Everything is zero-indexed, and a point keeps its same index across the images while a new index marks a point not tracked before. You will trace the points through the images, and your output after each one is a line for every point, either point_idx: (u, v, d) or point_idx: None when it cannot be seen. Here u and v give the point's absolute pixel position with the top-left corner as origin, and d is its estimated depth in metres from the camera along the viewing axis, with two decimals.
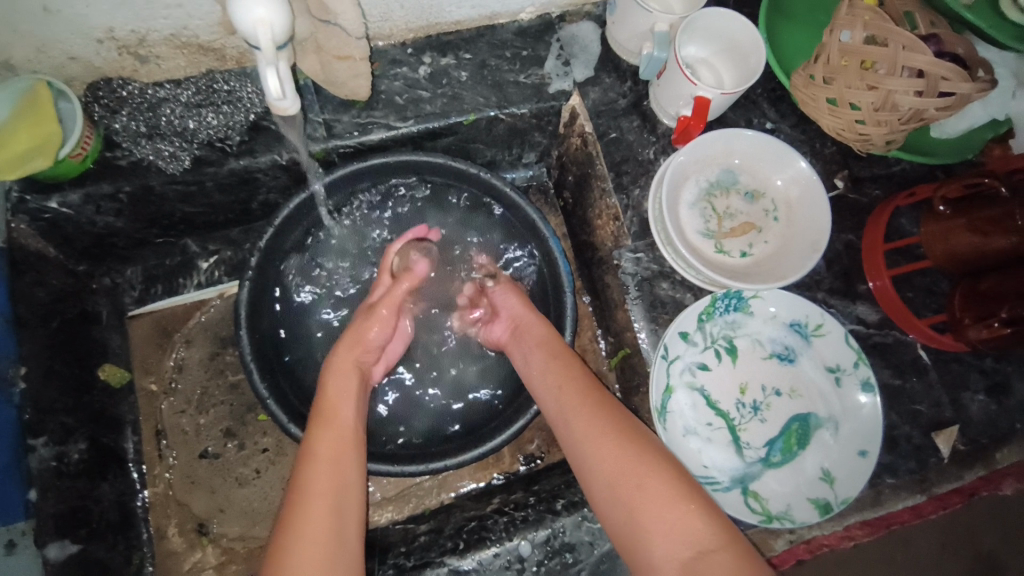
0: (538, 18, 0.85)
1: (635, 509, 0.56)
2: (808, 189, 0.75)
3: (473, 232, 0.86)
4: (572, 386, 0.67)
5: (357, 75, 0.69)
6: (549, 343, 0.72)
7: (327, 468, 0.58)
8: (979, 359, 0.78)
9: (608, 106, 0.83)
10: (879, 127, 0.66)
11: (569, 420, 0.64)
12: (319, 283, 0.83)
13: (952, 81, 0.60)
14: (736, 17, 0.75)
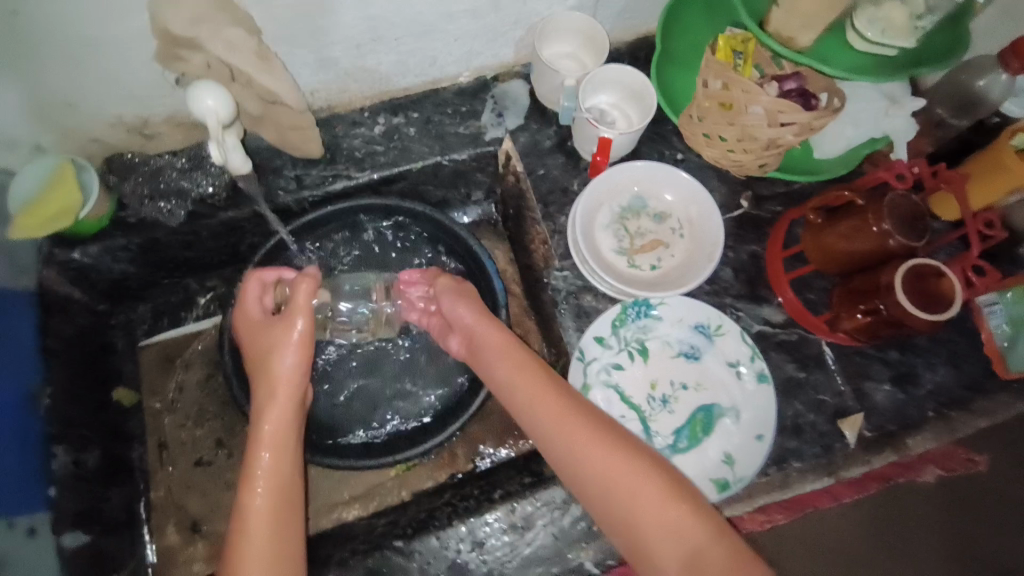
0: (476, 78, 1.01)
1: (628, 512, 0.64)
2: (704, 208, 0.87)
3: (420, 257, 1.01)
4: (551, 397, 0.72)
5: (309, 140, 0.88)
6: (518, 355, 0.78)
7: (262, 519, 0.66)
8: (884, 352, 0.86)
9: (535, 147, 0.97)
10: (748, 154, 0.79)
11: (554, 432, 0.70)
12: None
13: (790, 113, 0.70)
14: (628, 70, 0.91)
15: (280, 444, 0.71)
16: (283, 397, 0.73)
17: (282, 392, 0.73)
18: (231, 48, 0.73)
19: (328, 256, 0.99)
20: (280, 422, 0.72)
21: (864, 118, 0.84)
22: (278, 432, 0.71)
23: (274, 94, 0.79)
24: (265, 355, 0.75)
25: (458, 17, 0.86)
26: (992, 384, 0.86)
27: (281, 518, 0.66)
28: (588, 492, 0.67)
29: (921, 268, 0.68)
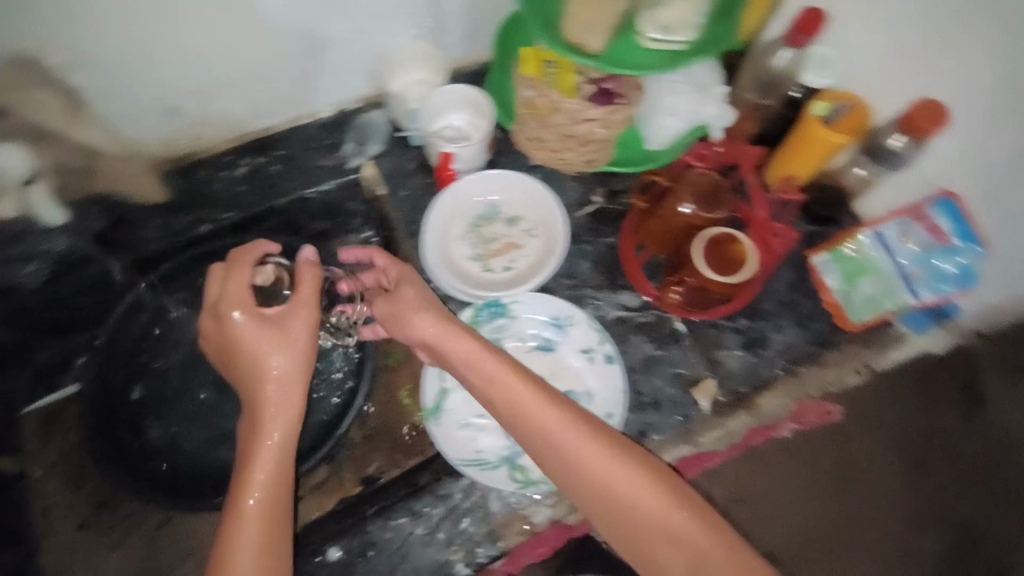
0: (338, 112, 1.00)
1: (630, 526, 0.62)
2: (549, 208, 0.92)
3: None
4: (548, 410, 0.67)
5: (146, 176, 0.93)
6: (486, 359, 0.70)
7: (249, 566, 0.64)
8: (734, 320, 0.91)
9: (399, 169, 1.01)
10: (568, 151, 0.87)
11: (549, 449, 0.66)
12: (153, 358, 0.97)
13: (585, 110, 0.80)
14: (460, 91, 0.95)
15: (273, 482, 0.69)
16: (271, 431, 0.70)
17: (272, 416, 0.71)
18: (48, 108, 0.76)
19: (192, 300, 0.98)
20: (269, 458, 0.69)
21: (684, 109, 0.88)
22: (271, 467, 0.69)
23: (90, 144, 0.84)
24: (252, 369, 0.72)
25: (297, 56, 0.89)
26: (840, 336, 0.90)
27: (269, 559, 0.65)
28: (590, 507, 0.64)
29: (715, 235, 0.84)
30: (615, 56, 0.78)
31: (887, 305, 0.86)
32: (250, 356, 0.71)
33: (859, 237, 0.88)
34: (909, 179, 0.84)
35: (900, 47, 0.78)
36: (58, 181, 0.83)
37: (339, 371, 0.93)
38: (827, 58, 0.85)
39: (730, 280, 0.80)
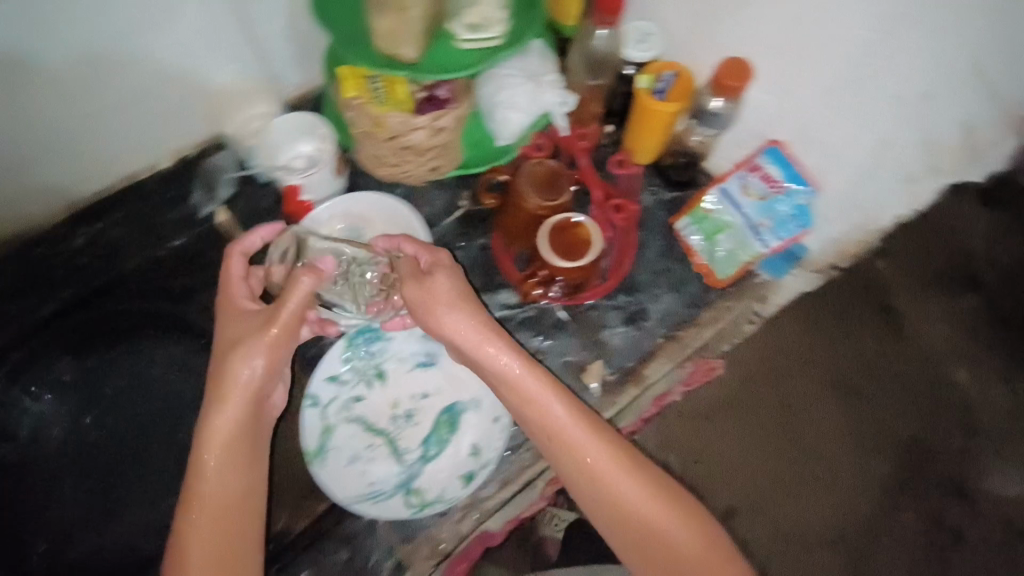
0: (177, 160, 0.95)
1: (655, 550, 0.62)
2: (409, 223, 0.90)
3: (161, 358, 0.92)
4: (587, 429, 0.66)
5: None
6: (513, 369, 0.67)
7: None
8: (613, 298, 0.93)
9: (254, 209, 0.96)
10: (409, 164, 0.84)
11: (577, 466, 0.65)
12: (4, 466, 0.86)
13: (408, 120, 0.77)
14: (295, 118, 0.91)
15: (227, 505, 0.64)
16: (227, 450, 0.65)
17: (225, 436, 0.65)
18: None
19: (40, 396, 0.88)
20: (223, 480, 0.64)
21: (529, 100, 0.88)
22: (222, 489, 0.64)
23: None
24: (216, 378, 0.66)
25: (114, 112, 0.84)
26: (712, 295, 0.94)
27: None
28: (614, 528, 0.64)
29: (562, 221, 0.83)
30: (434, 62, 0.75)
31: (744, 256, 0.90)
32: (216, 363, 0.66)
33: (708, 195, 0.91)
34: (743, 135, 0.87)
35: (709, 12, 0.79)
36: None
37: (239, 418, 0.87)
38: (647, 33, 0.86)
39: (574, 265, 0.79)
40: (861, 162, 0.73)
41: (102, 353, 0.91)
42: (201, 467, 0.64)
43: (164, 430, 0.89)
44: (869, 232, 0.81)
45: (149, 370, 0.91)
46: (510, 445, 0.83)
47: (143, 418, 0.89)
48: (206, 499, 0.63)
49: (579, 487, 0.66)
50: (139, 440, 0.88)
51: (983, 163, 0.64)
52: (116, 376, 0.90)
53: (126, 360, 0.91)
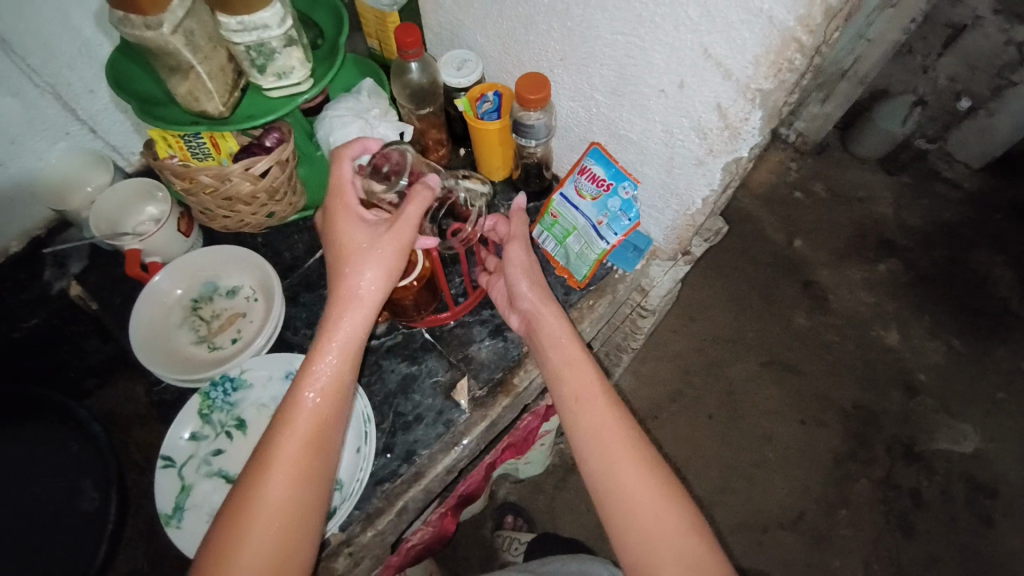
0: (27, 243, 0.99)
1: (651, 547, 0.66)
2: (264, 271, 0.91)
3: (19, 439, 0.88)
4: (616, 420, 0.72)
5: None
6: (565, 336, 0.78)
7: (288, 479, 0.64)
8: (478, 313, 0.94)
9: (107, 277, 0.93)
10: (238, 214, 0.86)
11: (599, 450, 0.70)
12: None
13: (221, 171, 0.79)
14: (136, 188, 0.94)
15: (333, 405, 0.68)
16: (343, 354, 0.70)
17: (345, 340, 0.70)
18: None
19: None
20: (329, 387, 0.68)
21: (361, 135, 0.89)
22: (325, 393, 0.68)
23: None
24: (347, 262, 0.70)
25: None
26: (574, 296, 0.95)
27: (301, 510, 0.64)
28: (590, 459, 0.71)
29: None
30: (242, 114, 0.80)
31: (592, 255, 0.91)
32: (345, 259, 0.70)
33: (553, 200, 0.94)
34: (571, 138, 0.93)
35: (507, 34, 0.87)
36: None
37: (105, 482, 0.86)
38: (464, 60, 0.93)
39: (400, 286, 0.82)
40: (657, 150, 0.79)
41: None
42: (317, 368, 0.69)
43: (18, 515, 0.83)
44: (693, 217, 0.85)
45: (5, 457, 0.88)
46: (381, 474, 0.82)
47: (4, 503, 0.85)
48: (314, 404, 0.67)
49: (594, 478, 0.70)
50: None
51: (745, 138, 0.68)
52: None
53: None
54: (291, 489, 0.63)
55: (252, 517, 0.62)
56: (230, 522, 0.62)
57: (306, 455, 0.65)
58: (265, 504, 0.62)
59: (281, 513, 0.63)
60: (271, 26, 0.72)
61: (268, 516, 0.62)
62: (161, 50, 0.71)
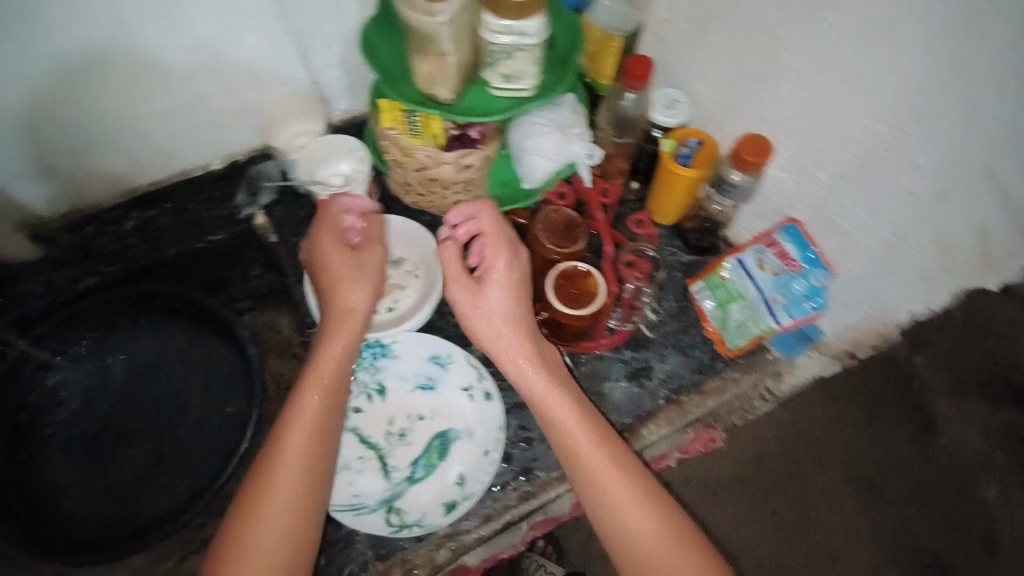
0: (228, 164, 1.05)
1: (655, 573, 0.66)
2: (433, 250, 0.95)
3: (190, 340, 0.99)
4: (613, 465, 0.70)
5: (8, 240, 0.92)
6: (541, 387, 0.75)
7: (302, 456, 0.70)
8: (618, 351, 0.94)
9: (290, 218, 1.05)
10: (434, 195, 0.89)
11: (601, 502, 0.69)
12: (39, 416, 0.93)
13: (435, 153, 0.84)
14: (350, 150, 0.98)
15: (331, 399, 0.75)
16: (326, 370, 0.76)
17: (320, 370, 0.76)
18: None
19: (78, 356, 0.97)
20: (319, 406, 0.74)
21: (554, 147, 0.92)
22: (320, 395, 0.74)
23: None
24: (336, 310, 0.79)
25: (168, 114, 0.92)
26: (720, 363, 0.93)
27: (306, 488, 0.69)
28: (598, 511, 0.69)
29: (572, 269, 0.78)
30: (465, 103, 0.83)
31: (755, 329, 0.89)
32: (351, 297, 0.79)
33: (724, 264, 0.91)
34: (763, 208, 0.90)
35: (734, 90, 0.84)
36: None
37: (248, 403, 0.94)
38: (674, 100, 0.92)
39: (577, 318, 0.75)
40: (875, 250, 0.75)
41: (139, 327, 0.99)
42: (305, 389, 0.75)
43: (176, 407, 0.96)
44: (885, 325, 0.81)
45: (172, 351, 0.99)
46: (498, 481, 0.83)
47: (164, 388, 0.97)
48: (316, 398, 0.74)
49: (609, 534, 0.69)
50: (157, 411, 0.96)
51: (1000, 272, 0.65)
52: (146, 346, 0.99)
53: (157, 336, 0.99)
54: (303, 481, 0.69)
55: (267, 497, 0.67)
56: (261, 483, 0.68)
57: (312, 458, 0.71)
58: (282, 488, 0.68)
59: (294, 495, 0.68)
60: (530, 35, 0.73)
61: (281, 489, 0.68)
62: (428, 36, 0.73)
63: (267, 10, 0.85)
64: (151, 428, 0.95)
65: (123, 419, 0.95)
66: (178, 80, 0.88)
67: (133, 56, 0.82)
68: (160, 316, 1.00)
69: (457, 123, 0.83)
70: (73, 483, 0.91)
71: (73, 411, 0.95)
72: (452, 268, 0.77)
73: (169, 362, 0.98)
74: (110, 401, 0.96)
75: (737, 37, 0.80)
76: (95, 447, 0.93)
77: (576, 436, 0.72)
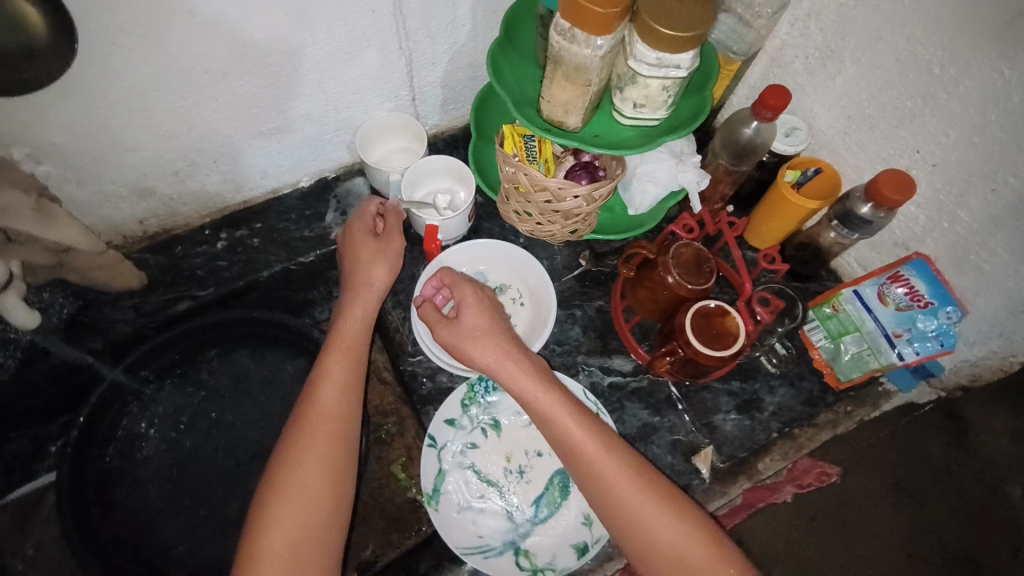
0: (316, 181, 1.02)
1: (656, 552, 0.66)
2: (538, 277, 0.94)
3: (284, 366, 1.01)
4: (601, 448, 0.70)
5: (118, 273, 0.89)
6: (528, 387, 0.74)
7: (333, 398, 0.75)
8: (727, 383, 0.93)
9: None
10: (555, 224, 0.86)
11: (590, 482, 0.70)
12: (141, 443, 0.95)
13: (567, 189, 0.78)
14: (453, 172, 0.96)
15: (353, 349, 0.80)
16: (352, 327, 0.82)
17: (345, 324, 0.82)
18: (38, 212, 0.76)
19: (177, 382, 0.98)
20: (344, 357, 0.79)
21: (663, 177, 0.89)
22: (341, 339, 0.80)
23: (62, 242, 0.78)
24: (351, 274, 0.86)
25: (271, 134, 0.88)
26: (831, 397, 0.93)
27: (342, 436, 0.74)
28: (591, 492, 0.70)
29: (708, 307, 0.78)
30: (590, 131, 0.81)
31: (874, 363, 0.88)
32: (364, 261, 0.86)
33: (840, 293, 0.90)
34: (882, 241, 0.89)
35: (864, 120, 0.83)
36: (24, 280, 0.82)
37: None
38: (794, 127, 0.91)
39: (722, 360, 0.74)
40: (1013, 294, 0.75)
41: (233, 355, 1.01)
42: (331, 346, 0.80)
43: (276, 436, 0.97)
44: (1008, 361, 0.81)
45: (269, 378, 1.00)
46: None
47: (258, 414, 0.99)
48: (335, 349, 0.79)
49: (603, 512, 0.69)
50: (256, 438, 0.97)
51: None
52: (240, 372, 1.00)
53: (252, 360, 1.01)
54: (333, 435, 0.73)
55: (306, 449, 0.71)
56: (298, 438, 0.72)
57: (343, 409, 0.75)
58: (313, 441, 0.72)
59: (330, 441, 0.73)
60: (682, 67, 0.70)
61: (319, 437, 0.72)
62: (576, 66, 0.71)
63: (383, 33, 0.81)
64: (250, 456, 0.96)
65: (225, 441, 0.97)
66: (283, 103, 0.84)
67: (253, 80, 0.78)
68: (255, 340, 1.01)
69: (591, 149, 0.79)
70: (177, 512, 0.93)
71: (171, 438, 0.96)
72: (431, 315, 0.81)
73: (264, 390, 1.00)
74: (206, 427, 0.98)
75: (874, 69, 0.78)
76: (195, 473, 0.95)
77: (570, 428, 0.71)
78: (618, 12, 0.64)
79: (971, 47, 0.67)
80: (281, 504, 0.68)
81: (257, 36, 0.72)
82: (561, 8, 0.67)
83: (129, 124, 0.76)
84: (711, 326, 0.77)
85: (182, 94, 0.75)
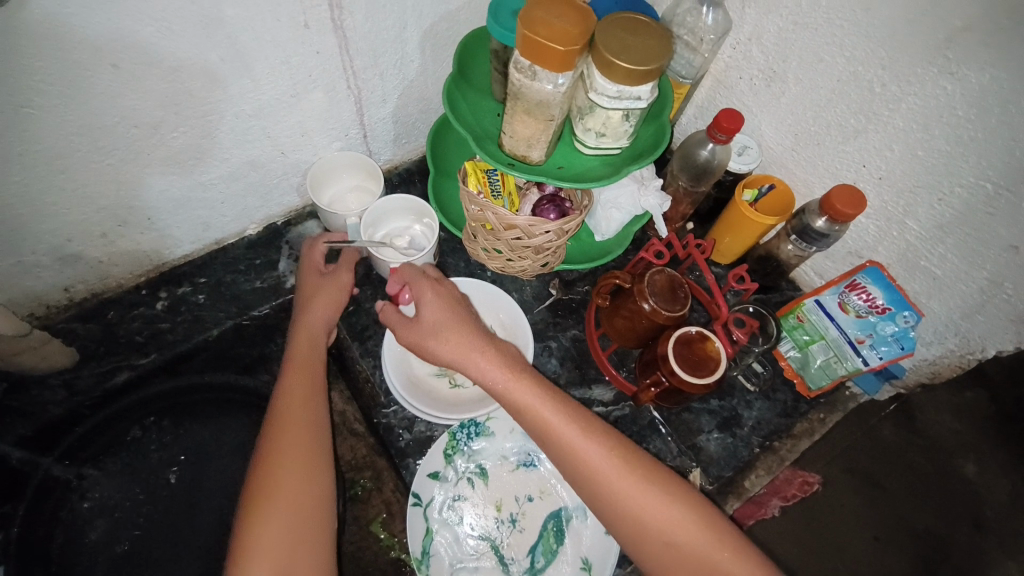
0: (265, 228, 0.96)
1: (643, 530, 0.64)
2: (511, 312, 0.92)
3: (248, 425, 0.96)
4: (580, 430, 0.68)
5: (43, 357, 0.80)
6: (496, 378, 0.71)
7: (297, 413, 0.70)
8: (706, 402, 0.94)
9: None
10: (525, 259, 0.84)
11: (571, 466, 0.67)
12: (87, 530, 0.86)
13: (538, 225, 0.76)
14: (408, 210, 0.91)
15: (310, 362, 0.76)
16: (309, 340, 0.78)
17: (302, 337, 0.78)
18: None
19: (128, 457, 0.90)
20: (300, 371, 0.74)
21: (626, 204, 0.89)
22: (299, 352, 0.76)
23: None
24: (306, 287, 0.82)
25: (213, 184, 0.82)
26: (804, 405, 0.95)
27: (314, 453, 0.68)
28: (573, 476, 0.68)
29: (688, 333, 0.78)
30: (553, 163, 0.80)
31: (841, 369, 0.91)
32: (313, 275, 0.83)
33: (803, 304, 0.92)
34: (836, 250, 0.93)
35: (811, 137, 0.86)
36: None
37: None
38: (745, 146, 0.93)
39: (707, 387, 0.74)
40: (965, 295, 0.79)
41: (189, 420, 0.95)
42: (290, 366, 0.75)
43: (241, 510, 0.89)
44: (966, 359, 0.84)
45: (232, 440, 0.95)
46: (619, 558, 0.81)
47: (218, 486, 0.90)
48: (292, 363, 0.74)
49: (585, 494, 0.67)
50: (217, 510, 0.90)
51: None
52: (197, 438, 0.94)
53: (210, 423, 0.95)
54: (303, 453, 0.67)
55: (275, 476, 0.65)
56: (266, 465, 0.66)
57: (309, 423, 0.70)
58: (285, 463, 0.66)
59: (302, 461, 0.67)
60: (642, 99, 0.70)
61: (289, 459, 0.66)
62: (538, 102, 0.69)
63: (332, 73, 0.77)
64: (217, 529, 0.89)
65: (185, 522, 0.88)
66: (225, 150, 0.78)
67: (190, 128, 0.72)
68: (212, 402, 0.96)
69: (558, 182, 0.78)
70: None
71: (123, 520, 0.87)
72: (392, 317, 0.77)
73: (227, 452, 0.94)
74: (165, 503, 0.89)
75: (818, 89, 0.81)
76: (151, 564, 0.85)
77: (544, 413, 0.69)
78: (578, 49, 0.63)
79: (910, 66, 0.70)
80: (255, 536, 0.62)
81: (194, 82, 0.66)
82: (518, 46, 0.65)
83: (49, 187, 0.67)
84: (696, 347, 0.77)
85: (110, 151, 0.68)
